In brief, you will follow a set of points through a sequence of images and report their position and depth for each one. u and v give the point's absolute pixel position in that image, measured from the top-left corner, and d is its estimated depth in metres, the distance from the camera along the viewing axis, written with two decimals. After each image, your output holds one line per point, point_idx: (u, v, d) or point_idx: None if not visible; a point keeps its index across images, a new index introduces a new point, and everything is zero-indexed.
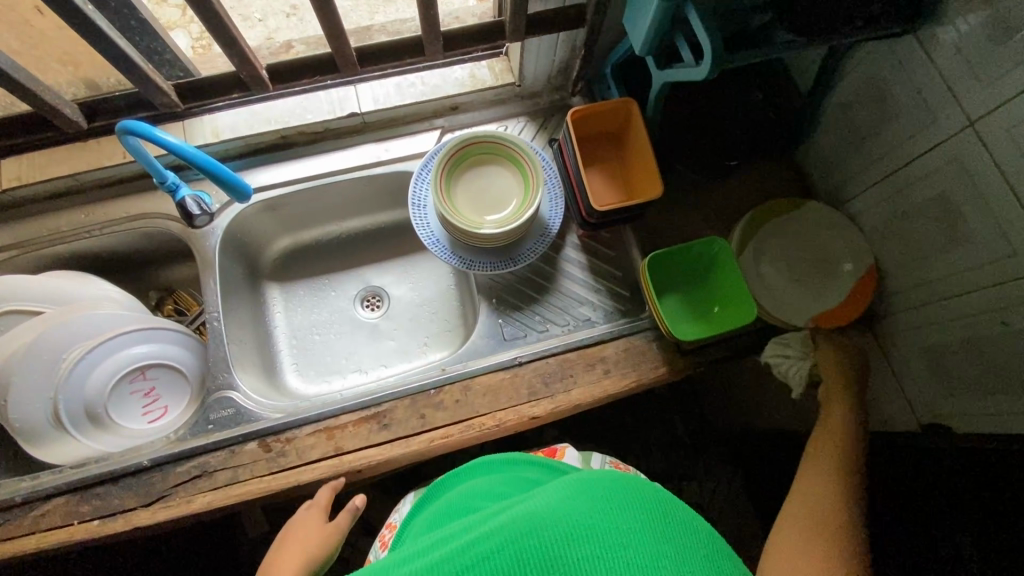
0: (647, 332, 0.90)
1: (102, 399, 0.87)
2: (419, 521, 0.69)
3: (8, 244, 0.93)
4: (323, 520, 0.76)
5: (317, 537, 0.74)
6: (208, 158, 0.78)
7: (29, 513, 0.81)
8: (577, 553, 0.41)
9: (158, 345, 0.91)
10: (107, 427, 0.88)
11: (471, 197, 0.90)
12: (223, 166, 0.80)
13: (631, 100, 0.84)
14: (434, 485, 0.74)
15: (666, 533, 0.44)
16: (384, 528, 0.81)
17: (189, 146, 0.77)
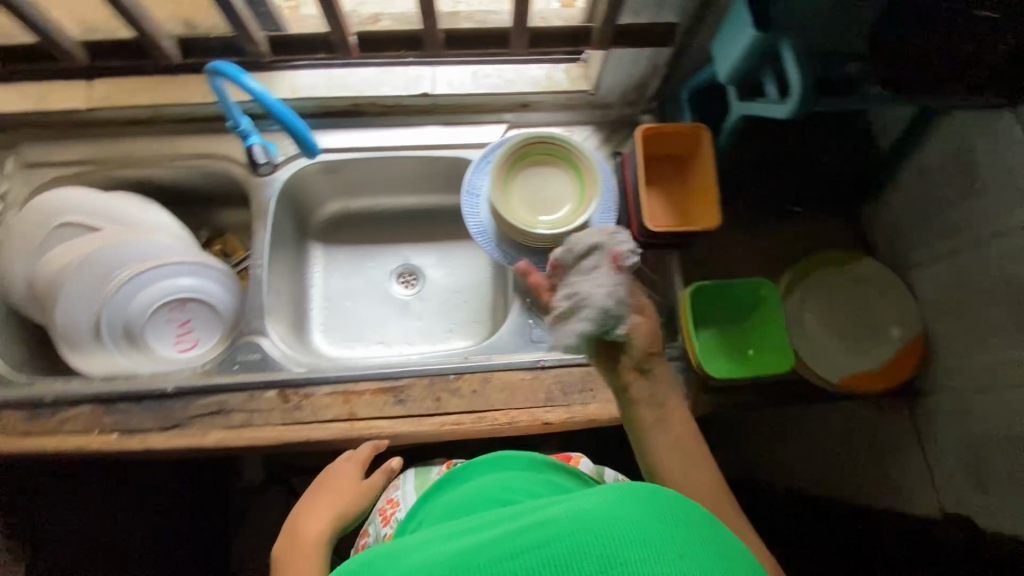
0: (676, 362, 0.90)
1: (140, 323, 0.91)
2: (443, 501, 0.70)
3: (84, 159, 0.98)
4: (360, 476, 0.80)
5: (352, 490, 0.78)
6: (284, 109, 0.80)
7: (55, 415, 0.84)
8: (631, 557, 0.37)
9: (200, 280, 0.94)
10: (141, 350, 0.92)
11: (526, 193, 0.89)
12: (302, 126, 0.82)
13: (704, 128, 0.82)
14: (454, 472, 0.75)
15: (718, 547, 0.40)
16: (385, 502, 0.84)
17: (270, 94, 0.78)
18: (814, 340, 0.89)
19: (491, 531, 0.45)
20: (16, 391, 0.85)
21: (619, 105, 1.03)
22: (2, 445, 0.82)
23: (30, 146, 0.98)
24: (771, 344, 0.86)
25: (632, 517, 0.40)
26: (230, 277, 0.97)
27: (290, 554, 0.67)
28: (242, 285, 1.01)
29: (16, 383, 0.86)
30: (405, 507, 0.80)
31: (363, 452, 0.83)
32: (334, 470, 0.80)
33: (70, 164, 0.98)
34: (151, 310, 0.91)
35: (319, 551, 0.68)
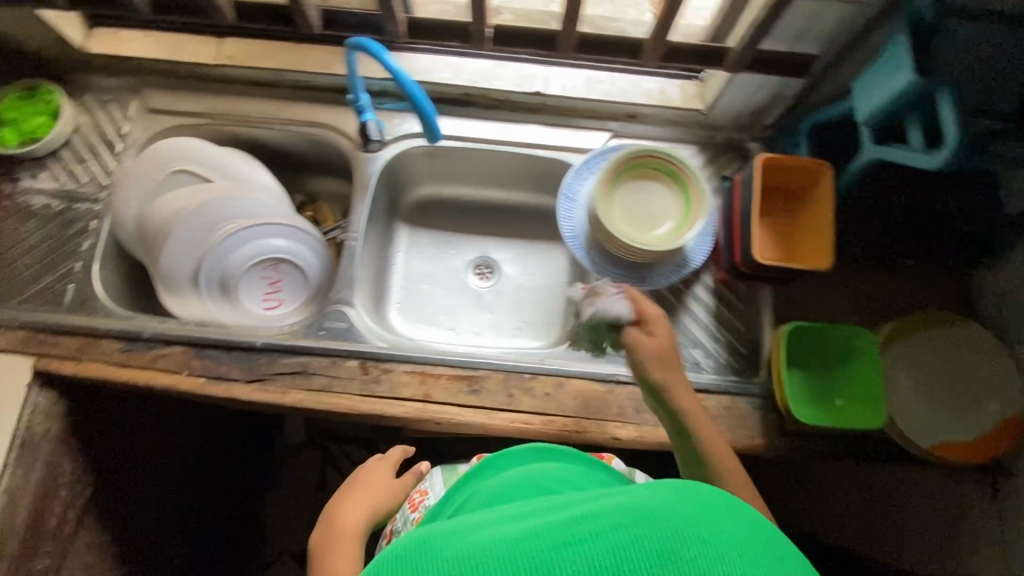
0: (754, 398, 0.89)
1: (236, 277, 0.94)
2: (489, 484, 0.68)
3: (202, 111, 1.02)
4: (391, 475, 0.85)
5: (386, 490, 0.82)
6: (418, 87, 0.78)
7: (149, 350, 0.88)
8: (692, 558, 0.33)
9: (295, 243, 0.97)
10: (233, 304, 0.95)
11: (627, 205, 0.89)
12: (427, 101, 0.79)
13: (827, 165, 0.80)
14: (493, 456, 0.75)
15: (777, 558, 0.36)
16: (413, 492, 0.87)
17: (407, 75, 0.79)
18: (905, 399, 0.85)
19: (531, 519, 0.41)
20: (117, 322, 0.90)
21: (729, 129, 1.00)
22: (99, 371, 0.87)
23: (154, 92, 1.02)
24: (864, 397, 0.83)
25: (687, 517, 0.36)
26: (320, 243, 1.00)
27: (331, 549, 0.71)
28: (330, 254, 1.03)
29: (117, 315, 0.91)
30: (433, 496, 0.83)
31: (396, 455, 0.87)
32: (369, 468, 0.84)
33: (189, 115, 1.02)
34: (247, 266, 0.94)
35: (356, 550, 0.72)
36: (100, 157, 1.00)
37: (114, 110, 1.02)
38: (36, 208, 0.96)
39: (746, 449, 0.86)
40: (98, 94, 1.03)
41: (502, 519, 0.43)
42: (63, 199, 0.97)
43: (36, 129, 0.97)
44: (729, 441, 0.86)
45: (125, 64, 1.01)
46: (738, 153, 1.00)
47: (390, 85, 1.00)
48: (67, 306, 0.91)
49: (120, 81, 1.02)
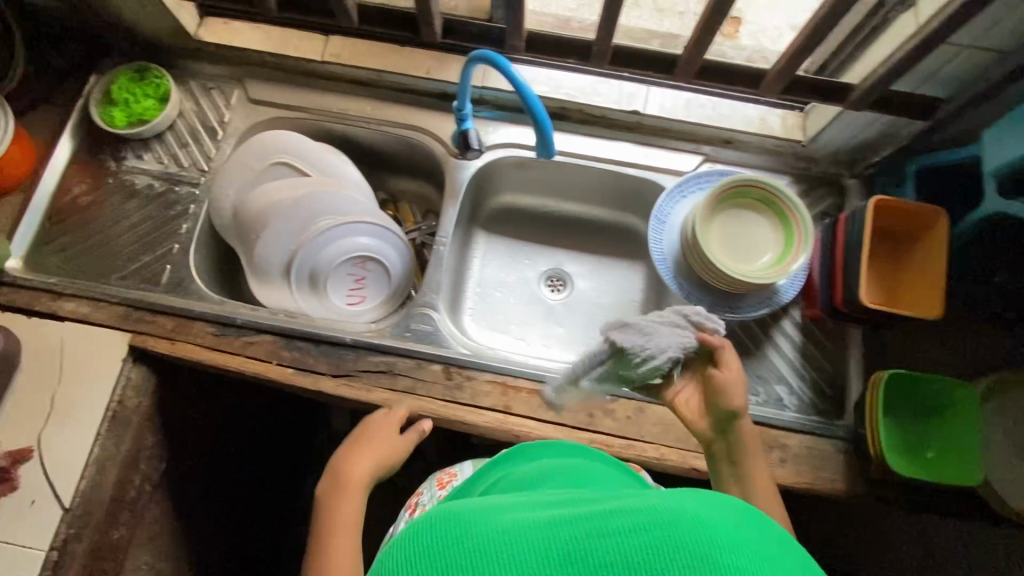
0: (837, 441, 0.87)
1: (325, 272, 0.95)
2: (523, 468, 0.69)
3: (301, 105, 1.04)
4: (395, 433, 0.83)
5: (387, 447, 0.81)
6: (543, 108, 0.79)
7: (241, 337, 0.90)
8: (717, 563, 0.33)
9: (380, 242, 0.98)
10: (319, 298, 0.97)
11: (725, 235, 0.88)
12: (552, 126, 0.80)
13: (942, 212, 0.78)
14: (530, 445, 0.76)
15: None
16: (442, 472, 0.86)
17: (530, 88, 0.78)
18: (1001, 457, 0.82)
19: (559, 508, 0.42)
20: (211, 306, 0.92)
21: (827, 162, 0.98)
22: (191, 353, 0.89)
23: (257, 84, 1.04)
24: (959, 453, 0.80)
25: (717, 526, 0.36)
26: (404, 243, 1.01)
27: (335, 503, 0.76)
28: (412, 253, 1.04)
29: (211, 299, 0.93)
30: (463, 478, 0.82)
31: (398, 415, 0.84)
32: (373, 426, 0.83)
33: (288, 108, 1.04)
34: (335, 262, 0.95)
35: (358, 503, 0.76)
36: (201, 143, 1.02)
37: (217, 97, 1.04)
38: (139, 188, 0.99)
39: (827, 492, 0.84)
40: (203, 80, 1.05)
41: (532, 502, 0.44)
42: (165, 181, 1.00)
43: (144, 111, 1.00)
44: (810, 482, 0.84)
45: (233, 54, 1.03)
46: (834, 188, 0.99)
47: (488, 94, 1.02)
48: (164, 287, 0.94)
49: (225, 70, 1.05)
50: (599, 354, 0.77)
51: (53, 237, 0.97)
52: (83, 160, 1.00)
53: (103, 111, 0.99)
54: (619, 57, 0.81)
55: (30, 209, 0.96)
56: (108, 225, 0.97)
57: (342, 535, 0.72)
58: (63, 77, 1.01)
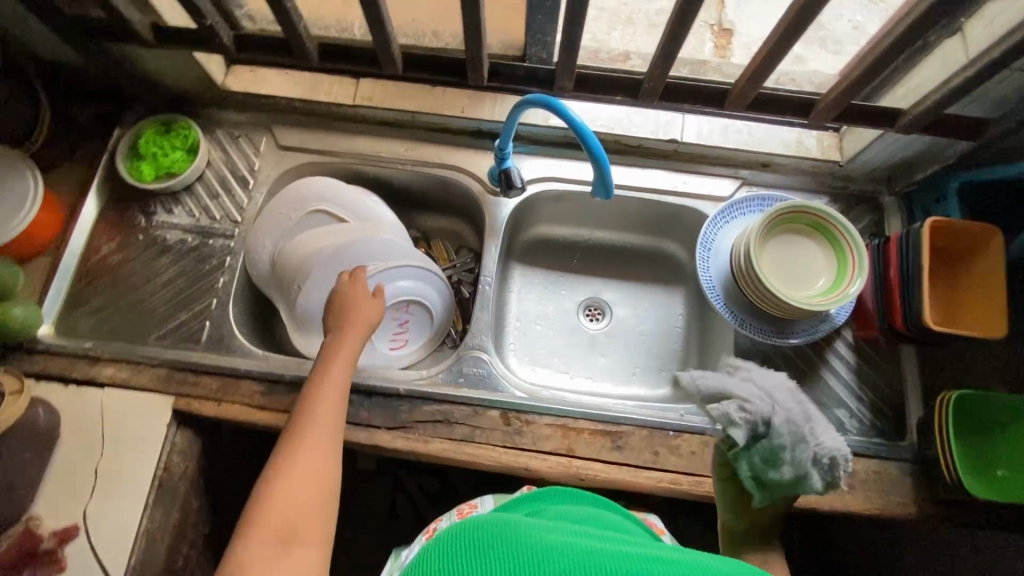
0: (904, 463, 0.86)
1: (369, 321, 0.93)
2: (559, 507, 0.65)
3: (331, 149, 1.01)
4: (362, 291, 0.86)
5: (358, 307, 0.84)
6: (599, 144, 0.77)
7: (290, 394, 0.87)
8: None
9: (420, 285, 0.95)
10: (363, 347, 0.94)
11: (776, 261, 0.87)
12: (609, 162, 0.78)
13: (995, 230, 0.79)
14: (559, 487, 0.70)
15: None
16: (462, 504, 0.81)
17: (587, 127, 0.77)
18: None
19: (592, 539, 0.50)
20: (255, 363, 0.89)
21: (864, 180, 0.99)
22: (240, 414, 0.86)
23: (285, 129, 1.02)
24: None
25: None
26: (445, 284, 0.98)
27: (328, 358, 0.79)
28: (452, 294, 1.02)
29: (254, 355, 0.90)
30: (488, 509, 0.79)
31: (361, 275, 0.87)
32: (350, 292, 0.85)
33: (319, 153, 1.01)
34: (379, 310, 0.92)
35: (349, 357, 0.80)
36: (231, 193, 0.99)
37: (245, 145, 1.02)
38: (171, 243, 0.96)
39: (899, 517, 0.83)
40: (229, 129, 1.02)
41: (568, 528, 0.53)
42: (197, 235, 0.97)
43: (174, 164, 0.97)
44: (882, 508, 0.83)
45: (261, 102, 1.01)
46: (873, 206, 0.99)
47: (523, 129, 1.02)
48: (204, 345, 0.91)
49: (253, 117, 1.02)
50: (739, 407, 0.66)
51: (84, 299, 0.93)
52: (110, 218, 0.97)
53: (131, 166, 0.97)
54: (670, 90, 0.80)
55: (60, 270, 0.93)
56: (141, 283, 0.94)
57: (330, 385, 0.77)
58: (91, 133, 0.99)
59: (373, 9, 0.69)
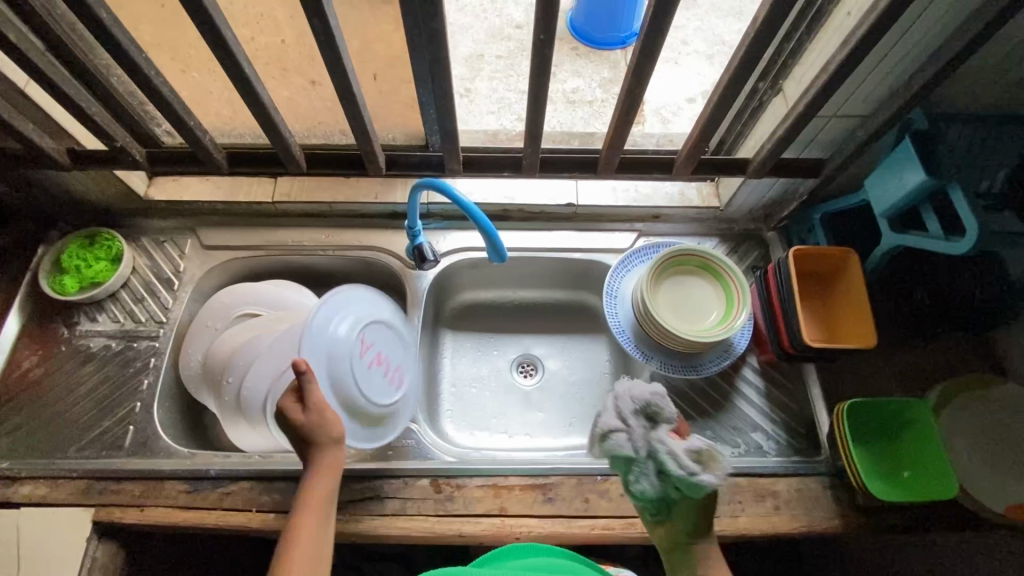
0: (822, 478, 0.90)
1: (350, 386, 0.86)
2: (516, 562, 0.73)
3: (255, 244, 1.07)
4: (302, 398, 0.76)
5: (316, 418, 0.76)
6: (483, 216, 0.86)
7: (217, 488, 0.87)
8: None
9: (362, 307, 0.92)
10: (372, 412, 0.89)
11: (672, 301, 0.95)
12: (497, 231, 0.88)
13: (851, 252, 0.89)
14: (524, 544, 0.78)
15: None
16: None
17: (474, 207, 0.86)
18: (965, 463, 0.86)
19: None
20: (180, 462, 0.88)
21: (745, 221, 1.10)
22: (166, 516, 0.84)
23: (208, 230, 1.07)
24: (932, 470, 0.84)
25: None
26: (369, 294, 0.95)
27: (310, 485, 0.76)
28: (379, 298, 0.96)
29: (179, 454, 0.90)
30: None
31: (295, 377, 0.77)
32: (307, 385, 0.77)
33: (243, 249, 1.06)
34: (339, 354, 0.86)
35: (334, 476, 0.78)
36: (157, 296, 1.02)
37: (170, 249, 1.06)
38: (95, 351, 0.98)
39: (826, 532, 0.86)
40: (154, 235, 1.07)
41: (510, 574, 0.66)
42: (122, 339, 0.99)
43: (97, 274, 1.00)
44: (808, 525, 0.86)
45: (182, 208, 1.07)
46: (758, 242, 1.09)
47: (435, 208, 1.10)
48: (127, 450, 0.90)
49: (176, 223, 1.08)
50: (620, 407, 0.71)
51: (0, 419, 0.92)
52: (32, 334, 0.98)
53: (54, 281, 0.99)
54: (547, 163, 0.90)
55: None
56: (62, 395, 0.94)
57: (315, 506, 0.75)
58: (13, 255, 1.02)
59: (265, 119, 0.77)
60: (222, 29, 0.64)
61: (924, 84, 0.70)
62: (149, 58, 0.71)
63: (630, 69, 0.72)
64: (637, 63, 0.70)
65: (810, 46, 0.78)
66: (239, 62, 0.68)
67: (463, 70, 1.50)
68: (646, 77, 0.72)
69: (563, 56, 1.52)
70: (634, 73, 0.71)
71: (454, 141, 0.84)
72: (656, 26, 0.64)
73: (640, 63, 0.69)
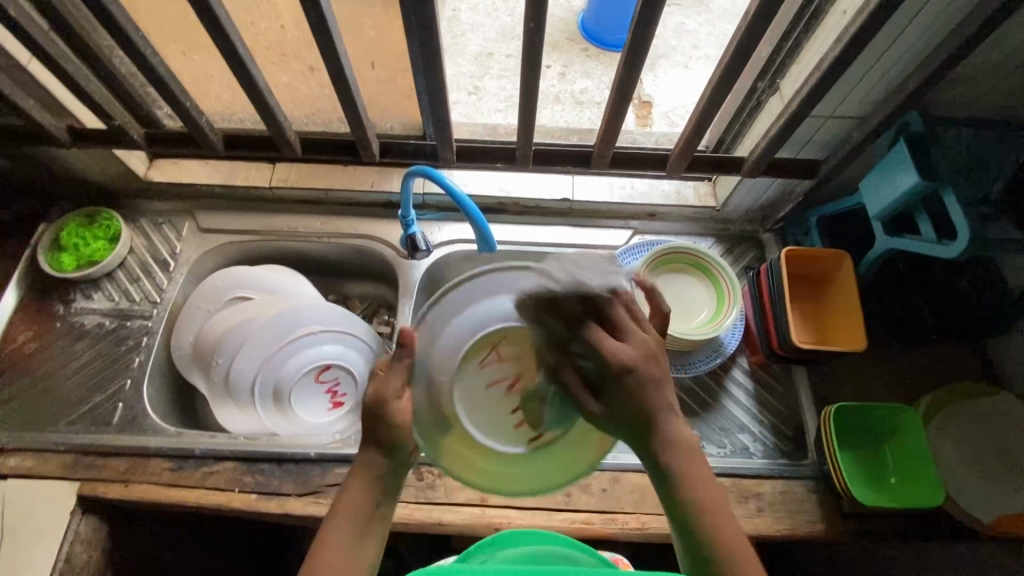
0: (808, 482, 0.89)
1: (450, 406, 0.52)
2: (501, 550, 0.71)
3: (251, 229, 1.08)
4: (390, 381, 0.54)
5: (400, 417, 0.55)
6: (475, 208, 0.86)
7: (201, 467, 0.87)
8: None
9: (508, 295, 0.53)
10: (480, 449, 0.54)
11: (663, 299, 0.94)
12: (488, 223, 0.87)
13: (845, 254, 0.88)
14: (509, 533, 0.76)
15: None
16: None
17: (467, 198, 0.85)
18: (954, 472, 0.85)
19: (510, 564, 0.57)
20: (167, 440, 0.89)
21: (743, 222, 1.09)
22: (150, 493, 0.85)
23: (205, 213, 1.08)
24: (917, 477, 0.83)
25: None
26: (521, 271, 0.53)
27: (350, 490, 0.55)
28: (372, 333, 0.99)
29: (166, 432, 0.90)
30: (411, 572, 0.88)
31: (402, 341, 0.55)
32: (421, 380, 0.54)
33: (239, 233, 1.07)
34: (457, 366, 0.52)
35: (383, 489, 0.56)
36: (152, 276, 1.03)
37: (168, 231, 1.06)
38: (88, 328, 0.99)
39: (809, 536, 0.85)
40: (152, 217, 1.08)
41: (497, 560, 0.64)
42: (116, 318, 1.00)
43: (95, 252, 1.01)
44: (791, 529, 0.85)
45: (181, 190, 1.08)
46: (754, 243, 1.08)
47: (431, 199, 1.10)
48: (116, 426, 0.91)
49: (175, 205, 1.09)
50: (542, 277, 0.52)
51: None
52: (28, 309, 1.00)
53: (51, 258, 1.00)
54: (541, 155, 0.90)
55: None
56: (53, 370, 0.95)
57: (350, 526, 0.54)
58: (14, 231, 1.04)
59: (260, 103, 0.78)
60: (216, 8, 0.65)
61: (919, 85, 0.69)
62: (147, 38, 0.72)
63: (622, 62, 0.72)
64: (629, 55, 0.69)
65: (806, 45, 0.78)
66: (233, 43, 0.69)
67: (471, 67, 1.50)
68: (637, 71, 0.72)
69: (573, 56, 1.52)
70: (626, 66, 0.71)
71: (447, 130, 0.84)
72: (647, 18, 0.64)
73: (632, 55, 0.69)
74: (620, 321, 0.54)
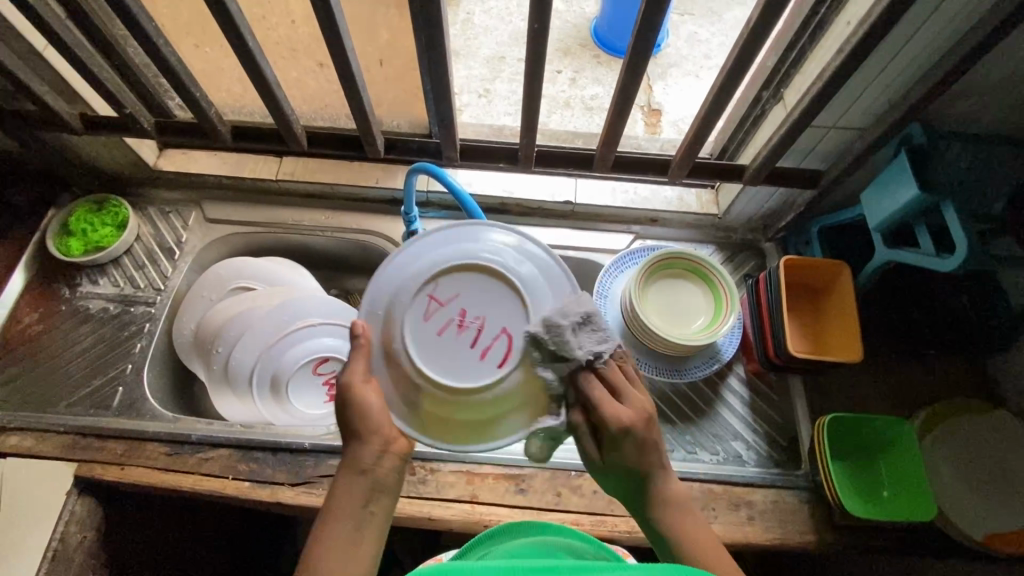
0: (800, 492, 0.88)
1: (410, 360, 0.57)
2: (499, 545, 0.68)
3: (256, 221, 1.09)
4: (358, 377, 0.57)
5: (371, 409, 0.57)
6: (478, 207, 0.86)
7: (196, 453, 0.88)
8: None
9: (430, 255, 0.60)
10: (453, 396, 0.57)
11: (660, 304, 0.94)
12: None
13: (845, 264, 0.88)
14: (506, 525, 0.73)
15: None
16: None
17: (468, 196, 0.86)
18: (946, 488, 0.85)
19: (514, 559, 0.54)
20: (165, 425, 0.90)
21: (744, 230, 1.09)
22: (145, 477, 0.86)
23: (211, 204, 1.10)
24: (910, 490, 0.83)
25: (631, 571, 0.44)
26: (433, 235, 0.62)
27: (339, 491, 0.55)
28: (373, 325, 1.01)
29: (164, 418, 0.92)
30: None
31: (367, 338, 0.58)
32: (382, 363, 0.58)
33: (244, 224, 1.09)
34: (404, 322, 0.57)
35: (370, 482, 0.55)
36: (157, 263, 1.05)
37: (175, 220, 1.08)
38: (93, 312, 1.00)
39: (799, 546, 0.85)
40: (160, 205, 1.09)
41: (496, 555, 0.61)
42: (120, 303, 1.01)
43: (103, 238, 1.03)
44: (780, 538, 0.85)
45: (189, 180, 1.10)
46: (754, 251, 1.08)
47: (434, 197, 1.11)
48: (115, 410, 0.92)
49: (183, 194, 1.10)
50: (547, 334, 0.56)
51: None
52: (35, 291, 1.01)
53: (60, 242, 1.02)
54: (543, 157, 0.91)
55: None
56: (56, 353, 0.97)
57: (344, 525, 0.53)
58: (24, 213, 1.05)
59: (268, 96, 0.79)
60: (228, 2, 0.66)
61: (920, 98, 0.69)
62: (159, 28, 0.73)
63: (624, 66, 0.72)
64: (631, 59, 0.70)
65: (811, 54, 0.78)
66: (244, 38, 0.70)
67: (483, 70, 1.52)
68: (639, 75, 0.73)
69: (584, 62, 1.52)
70: (628, 70, 0.72)
71: (452, 128, 0.85)
72: (649, 23, 0.65)
73: (634, 60, 0.70)
74: (619, 385, 0.59)
